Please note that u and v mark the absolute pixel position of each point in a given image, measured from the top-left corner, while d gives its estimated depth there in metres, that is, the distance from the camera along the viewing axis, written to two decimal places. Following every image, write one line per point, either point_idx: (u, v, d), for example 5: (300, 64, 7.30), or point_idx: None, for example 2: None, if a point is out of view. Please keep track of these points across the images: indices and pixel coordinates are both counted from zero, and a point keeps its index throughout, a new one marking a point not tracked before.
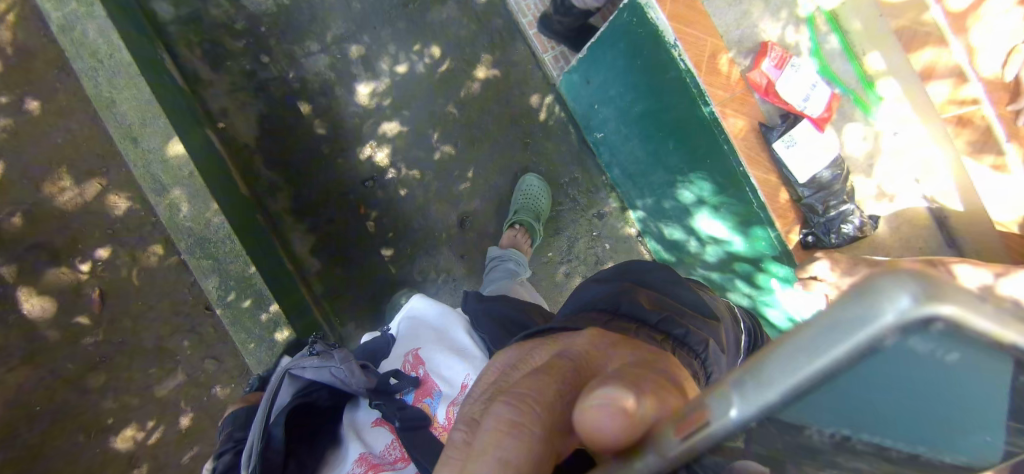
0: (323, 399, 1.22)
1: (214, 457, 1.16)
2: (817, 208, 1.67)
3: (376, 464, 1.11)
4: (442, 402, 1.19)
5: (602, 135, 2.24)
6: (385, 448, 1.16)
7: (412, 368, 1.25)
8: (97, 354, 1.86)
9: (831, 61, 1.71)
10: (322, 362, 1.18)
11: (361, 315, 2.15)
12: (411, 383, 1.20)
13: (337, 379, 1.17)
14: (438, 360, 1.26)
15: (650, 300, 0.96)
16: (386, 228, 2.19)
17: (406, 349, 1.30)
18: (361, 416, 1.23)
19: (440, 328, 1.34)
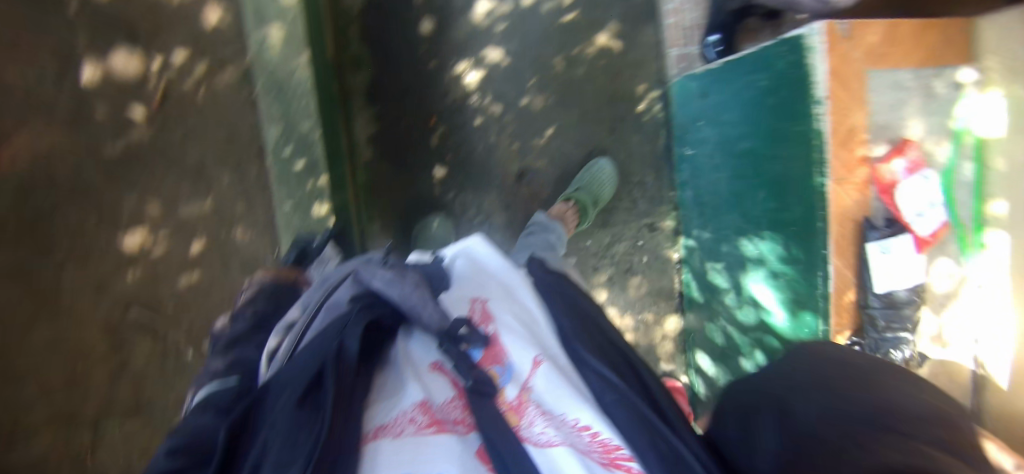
0: (387, 320, 0.88)
1: (234, 317, 1.11)
2: (879, 322, 1.52)
3: (438, 420, 0.74)
4: (512, 376, 0.83)
5: (692, 152, 2.14)
6: (448, 402, 0.79)
7: (481, 320, 0.93)
8: None
9: (957, 189, 1.54)
10: (392, 279, 0.86)
11: (387, 218, 2.20)
12: (483, 337, 0.87)
13: (404, 305, 0.85)
14: (519, 324, 0.93)
15: (814, 376, 0.76)
16: (446, 149, 2.18)
17: (473, 294, 1.02)
18: (417, 349, 0.87)
19: (510, 284, 1.07)
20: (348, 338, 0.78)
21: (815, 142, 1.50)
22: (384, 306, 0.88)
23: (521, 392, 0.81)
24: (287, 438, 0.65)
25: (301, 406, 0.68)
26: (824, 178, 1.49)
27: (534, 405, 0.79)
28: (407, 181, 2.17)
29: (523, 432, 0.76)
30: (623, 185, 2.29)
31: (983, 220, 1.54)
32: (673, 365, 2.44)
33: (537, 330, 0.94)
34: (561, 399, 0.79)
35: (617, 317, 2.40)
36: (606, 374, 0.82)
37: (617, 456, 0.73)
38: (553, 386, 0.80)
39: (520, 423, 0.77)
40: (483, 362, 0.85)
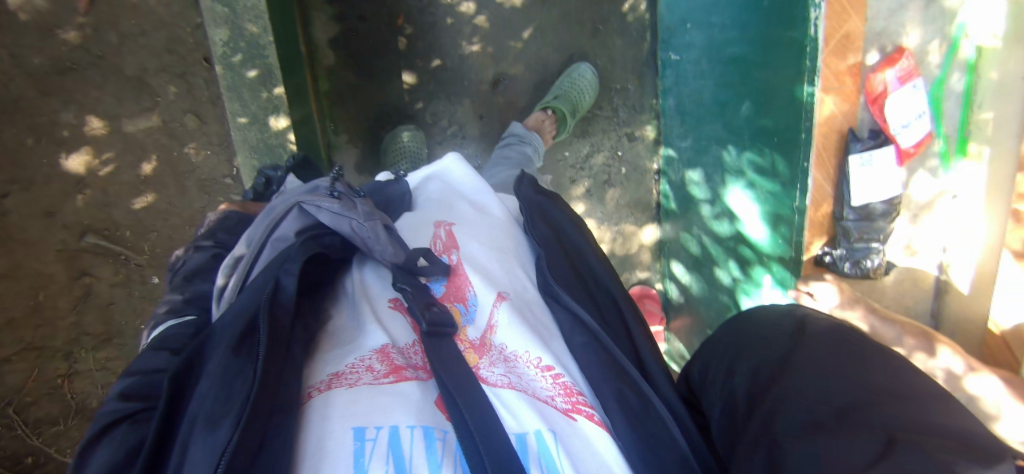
0: (334, 251, 0.93)
1: (190, 249, 1.08)
2: (852, 233, 1.50)
3: (399, 369, 0.78)
4: (475, 314, 0.89)
5: (678, 58, 2.04)
6: (408, 346, 0.84)
7: (444, 249, 0.99)
8: (69, 59, 1.68)
9: (945, 98, 1.42)
10: (342, 209, 0.88)
11: (356, 129, 2.04)
12: (443, 269, 0.92)
13: (357, 236, 0.89)
14: (484, 257, 0.99)
15: (760, 333, 0.85)
16: (417, 52, 2.01)
17: (438, 218, 1.07)
18: (376, 287, 0.93)
19: (478, 209, 1.13)
20: (284, 277, 0.79)
21: (808, 48, 1.41)
22: (331, 237, 0.92)
23: (484, 333, 0.86)
24: (221, 387, 0.66)
25: (236, 354, 0.69)
26: (813, 87, 1.42)
27: (495, 349, 0.83)
28: (375, 88, 2.01)
29: (481, 371, 0.80)
30: (603, 92, 2.20)
31: (967, 131, 1.42)
32: (648, 273, 2.45)
33: (503, 264, 0.99)
34: (523, 342, 0.84)
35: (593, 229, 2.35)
36: (575, 313, 0.89)
37: (576, 401, 0.79)
38: (515, 328, 0.85)
39: (479, 362, 0.81)
40: (445, 299, 0.91)
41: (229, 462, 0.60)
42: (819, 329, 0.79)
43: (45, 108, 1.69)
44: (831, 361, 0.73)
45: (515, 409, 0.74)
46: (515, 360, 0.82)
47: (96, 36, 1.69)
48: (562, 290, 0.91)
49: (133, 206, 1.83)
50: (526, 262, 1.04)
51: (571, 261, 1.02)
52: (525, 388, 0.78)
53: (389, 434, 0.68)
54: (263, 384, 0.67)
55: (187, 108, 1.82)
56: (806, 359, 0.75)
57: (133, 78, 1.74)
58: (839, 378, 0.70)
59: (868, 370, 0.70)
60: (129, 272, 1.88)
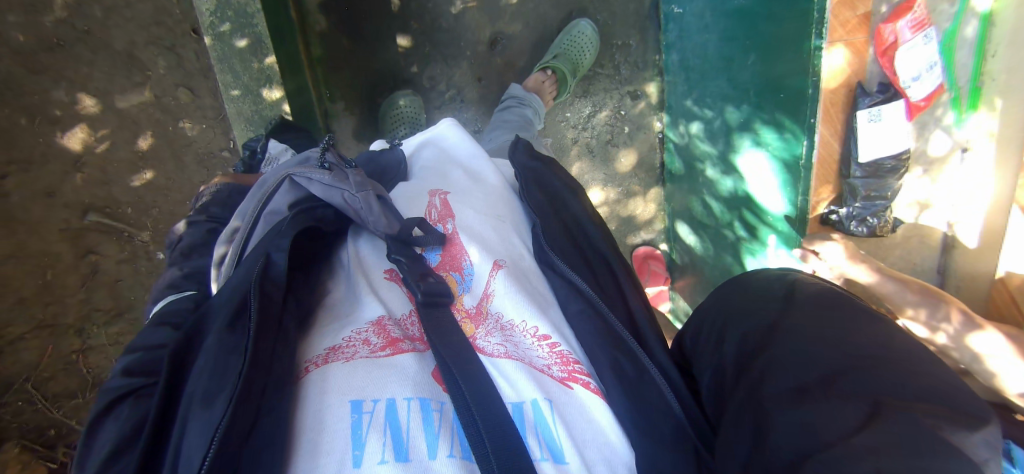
0: (327, 223, 0.92)
1: (188, 225, 1.08)
2: (859, 191, 1.46)
3: (397, 341, 0.79)
4: (471, 284, 0.89)
5: (680, 12, 1.97)
6: (404, 318, 0.85)
7: (438, 218, 0.98)
8: (56, 35, 1.65)
9: (958, 47, 1.36)
10: (333, 180, 0.88)
11: (352, 95, 1.99)
12: (439, 239, 0.92)
13: (350, 207, 0.89)
14: (480, 224, 0.98)
15: (756, 292, 0.84)
16: (411, 14, 1.95)
17: (433, 186, 1.06)
18: (371, 258, 0.93)
19: (473, 174, 1.11)
20: (275, 252, 0.80)
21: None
22: (323, 210, 0.91)
23: (481, 302, 0.86)
24: (216, 364, 0.68)
25: (231, 328, 0.71)
26: (821, 40, 1.40)
27: (492, 317, 0.84)
28: (371, 53, 1.96)
29: (478, 341, 0.80)
30: (604, 49, 2.14)
31: (980, 81, 1.38)
32: (653, 234, 2.44)
33: (499, 231, 0.98)
34: (520, 311, 0.84)
35: (597, 191, 2.32)
36: (573, 282, 0.90)
37: (572, 370, 0.80)
38: (512, 297, 0.85)
39: (476, 332, 0.82)
40: (439, 268, 0.91)
41: (222, 440, 0.62)
42: (809, 294, 0.79)
43: (35, 87, 1.67)
44: (820, 329, 0.73)
45: (514, 379, 0.76)
46: (512, 329, 0.83)
47: (80, 9, 1.66)
48: (559, 257, 0.93)
49: (131, 183, 1.84)
50: (523, 229, 1.04)
51: (566, 228, 1.01)
52: (522, 358, 0.79)
53: (386, 407, 0.70)
54: (255, 360, 0.69)
55: (178, 81, 1.80)
56: (796, 326, 0.75)
57: (121, 52, 1.72)
58: (828, 345, 0.71)
59: (855, 336, 0.70)
60: (134, 248, 1.90)
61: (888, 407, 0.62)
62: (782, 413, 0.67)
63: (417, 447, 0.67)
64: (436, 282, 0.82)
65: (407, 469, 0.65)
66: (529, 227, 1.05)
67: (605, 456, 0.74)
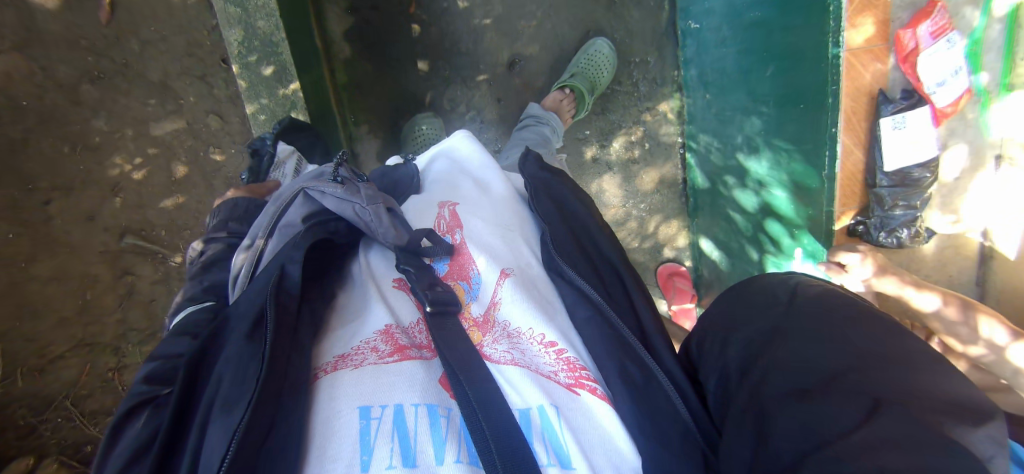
0: (341, 236, 0.93)
1: (204, 240, 1.12)
2: (886, 201, 1.43)
3: (404, 348, 0.79)
4: (477, 292, 0.89)
5: (697, 27, 1.96)
6: (412, 325, 0.86)
7: (447, 229, 0.99)
8: (96, 67, 1.76)
9: (985, 51, 1.35)
10: (345, 194, 0.89)
11: (375, 119, 2.05)
12: (447, 250, 0.93)
13: (361, 220, 0.89)
14: (488, 234, 0.98)
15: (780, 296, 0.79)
16: (430, 39, 2.01)
17: (442, 198, 1.06)
18: (380, 269, 0.94)
19: (484, 185, 1.12)
20: (289, 264, 0.81)
21: (831, 6, 1.39)
22: (337, 222, 0.92)
23: (487, 309, 0.86)
24: (236, 372, 0.70)
25: (249, 339, 0.73)
26: (839, 48, 1.39)
27: (498, 326, 0.84)
28: (393, 76, 2.03)
29: (484, 348, 0.81)
30: (622, 67, 2.14)
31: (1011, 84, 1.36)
32: (677, 252, 2.40)
33: (507, 240, 0.98)
34: (526, 318, 0.84)
35: (619, 207, 2.31)
36: (581, 288, 0.89)
37: (580, 376, 0.80)
38: (518, 303, 0.85)
39: (483, 339, 0.82)
40: (448, 278, 0.92)
41: (239, 445, 0.63)
42: (810, 296, 0.76)
43: (77, 117, 1.78)
44: (822, 329, 0.70)
45: (518, 384, 0.76)
46: (518, 336, 0.83)
47: (119, 44, 1.76)
48: (565, 265, 0.92)
49: (164, 206, 1.91)
50: (532, 237, 1.04)
51: (575, 235, 1.01)
52: (528, 364, 0.79)
53: (393, 413, 0.70)
54: (273, 367, 0.70)
55: (208, 109, 1.88)
56: (800, 326, 0.72)
57: (156, 82, 1.81)
58: (830, 343, 0.68)
59: (858, 336, 0.68)
60: (168, 269, 1.97)
61: (887, 405, 0.60)
62: (783, 415, 0.65)
63: (424, 452, 0.68)
64: (443, 290, 0.83)
65: None
66: (538, 235, 1.04)
67: (614, 463, 0.74)
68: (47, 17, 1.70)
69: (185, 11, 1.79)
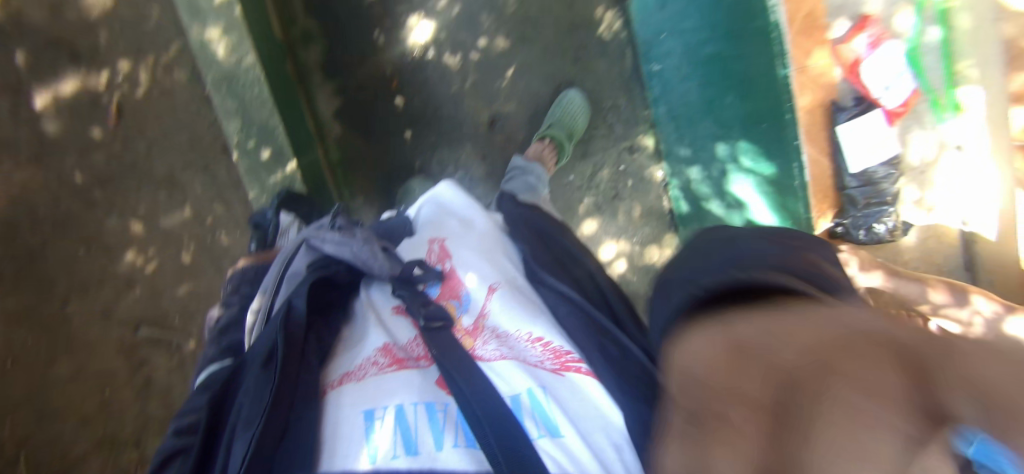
0: (341, 276, 1.03)
1: (224, 306, 1.19)
2: (858, 200, 1.55)
3: (401, 360, 0.86)
4: (468, 307, 0.96)
5: (658, 67, 2.04)
6: (410, 342, 0.92)
7: (438, 259, 1.07)
8: (108, 170, 1.88)
9: (923, 53, 1.53)
10: (343, 237, 1.00)
11: (370, 187, 2.16)
12: (437, 275, 1.01)
13: (358, 259, 0.99)
14: (475, 257, 1.06)
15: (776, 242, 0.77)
16: (414, 109, 2.15)
17: (432, 235, 1.15)
18: (377, 299, 1.02)
19: (471, 221, 1.19)
20: (296, 298, 0.91)
21: (773, 34, 1.52)
22: (337, 265, 1.02)
23: (478, 319, 0.94)
24: (254, 394, 0.78)
25: (264, 367, 0.82)
26: (788, 69, 1.52)
27: (489, 330, 0.91)
28: (382, 147, 2.15)
29: (476, 350, 0.87)
30: (596, 113, 2.24)
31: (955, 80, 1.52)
32: None
33: (495, 260, 1.06)
34: (517, 323, 0.91)
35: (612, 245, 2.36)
36: (561, 292, 0.95)
37: (566, 360, 0.86)
38: (507, 312, 0.93)
39: (475, 344, 0.89)
40: (440, 298, 0.99)
41: (257, 450, 0.71)
42: (719, 237, 0.83)
43: (92, 219, 1.89)
44: (719, 252, 0.77)
45: (508, 375, 0.82)
46: (508, 337, 0.90)
47: (127, 146, 1.88)
48: (547, 274, 0.98)
49: (177, 293, 1.98)
50: (517, 261, 1.11)
51: (557, 258, 1.07)
52: (517, 357, 0.86)
53: (396, 412, 0.77)
54: (284, 384, 0.78)
55: (214, 196, 1.94)
56: (696, 255, 0.79)
57: (163, 177, 1.90)
58: (718, 259, 0.74)
59: (747, 250, 0.75)
60: (182, 356, 2.00)
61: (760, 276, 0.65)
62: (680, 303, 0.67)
63: (423, 440, 0.74)
64: (436, 307, 0.92)
65: (416, 461, 0.71)
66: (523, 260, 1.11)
67: (605, 429, 0.79)
68: (57, 127, 1.83)
69: (184, 106, 1.87)
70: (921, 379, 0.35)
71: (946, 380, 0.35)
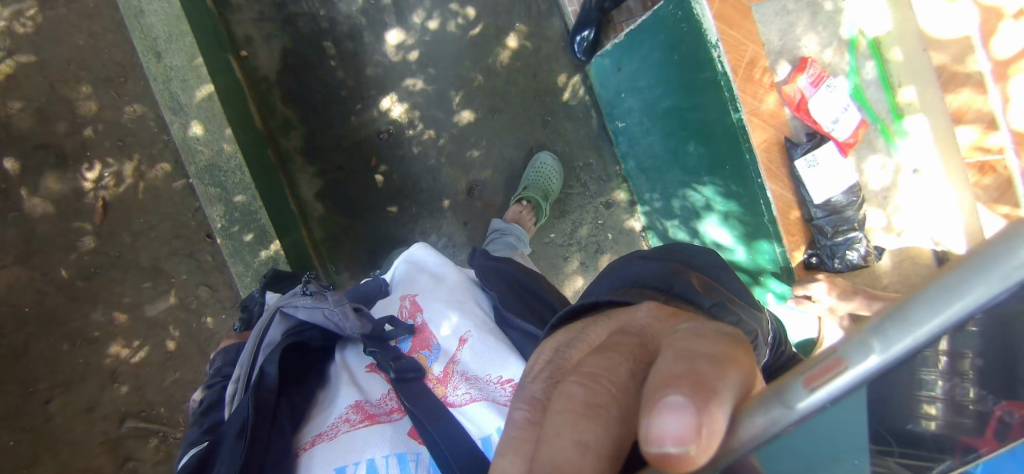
0: (314, 341, 1.15)
1: (204, 388, 1.17)
2: (827, 230, 1.56)
3: (372, 416, 1.01)
4: (441, 356, 1.13)
5: (624, 125, 2.21)
6: (383, 398, 1.08)
7: (409, 314, 1.24)
8: (93, 264, 1.89)
9: (866, 87, 1.61)
10: (315, 302, 1.13)
11: (355, 263, 2.20)
12: (407, 329, 1.18)
13: (330, 321, 1.11)
14: (446, 311, 1.20)
15: (701, 283, 0.90)
16: (394, 183, 2.23)
17: (404, 293, 1.31)
18: (352, 359, 1.18)
19: (441, 277, 1.32)
20: (268, 365, 1.01)
21: (722, 82, 1.61)
22: (311, 330, 1.14)
23: (449, 365, 1.11)
24: (229, 457, 0.92)
25: (239, 435, 0.94)
26: (739, 113, 1.60)
27: (458, 374, 1.09)
28: (365, 222, 2.21)
29: (449, 397, 1.05)
30: (570, 172, 2.35)
31: (900, 109, 1.61)
32: None
33: (464, 311, 1.20)
34: (483, 367, 1.09)
35: None
36: (526, 331, 1.15)
37: None
38: (475, 358, 1.11)
39: (446, 391, 1.06)
40: (412, 351, 1.16)
41: None
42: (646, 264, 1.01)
43: (76, 313, 1.89)
44: (646, 275, 0.95)
45: (478, 417, 1.00)
46: (477, 379, 1.08)
47: (111, 239, 1.90)
48: (511, 315, 1.17)
49: (164, 382, 1.97)
50: (486, 308, 1.26)
51: (522, 298, 1.25)
52: (486, 398, 1.03)
53: (366, 466, 0.92)
54: (256, 446, 0.93)
55: (199, 281, 1.98)
56: (631, 278, 0.97)
57: (148, 266, 1.93)
58: (650, 280, 0.92)
59: (669, 274, 0.93)
60: (169, 447, 1.97)
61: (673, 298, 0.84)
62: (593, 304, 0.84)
63: None
64: (406, 361, 1.06)
65: None
66: (489, 307, 1.26)
67: None
68: (44, 227, 1.85)
69: (167, 197, 1.92)
70: (686, 385, 0.52)
71: (699, 380, 0.52)
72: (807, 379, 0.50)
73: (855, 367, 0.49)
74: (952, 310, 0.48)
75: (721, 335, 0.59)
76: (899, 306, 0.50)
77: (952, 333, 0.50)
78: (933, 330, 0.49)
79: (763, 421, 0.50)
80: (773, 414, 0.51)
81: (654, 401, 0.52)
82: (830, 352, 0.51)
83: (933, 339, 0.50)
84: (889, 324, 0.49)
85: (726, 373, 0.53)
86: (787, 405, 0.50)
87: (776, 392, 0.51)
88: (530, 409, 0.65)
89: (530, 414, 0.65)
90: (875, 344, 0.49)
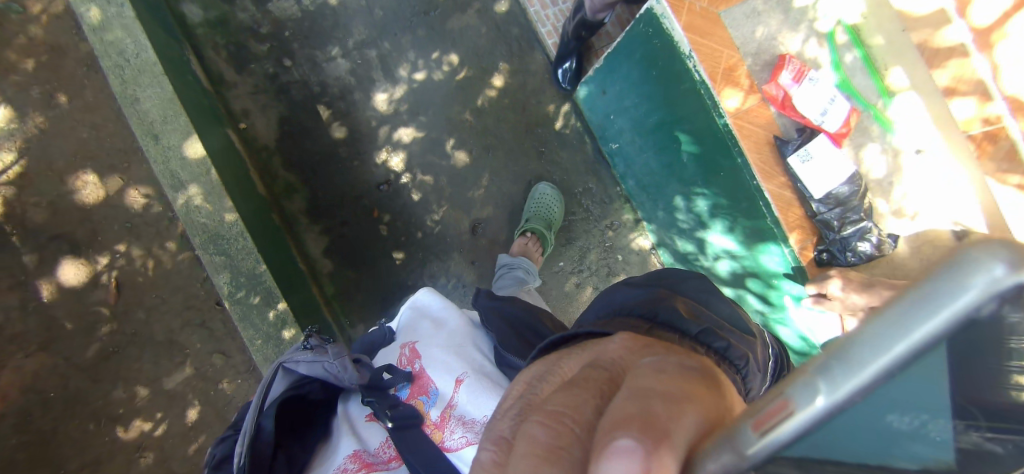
0: (315, 393, 1.16)
1: (216, 441, 1.11)
2: (834, 223, 1.51)
3: (369, 463, 1.03)
4: (437, 403, 1.10)
5: (617, 146, 2.21)
6: (380, 447, 1.07)
7: (407, 361, 1.21)
8: (110, 344, 1.96)
9: (851, 75, 1.58)
10: (315, 356, 1.12)
11: (368, 314, 2.23)
12: (404, 376, 1.16)
13: (330, 374, 1.11)
14: (443, 354, 1.18)
15: (687, 308, 0.87)
16: (399, 231, 2.26)
17: (404, 340, 1.29)
18: (353, 409, 1.17)
19: (442, 320, 1.31)
20: (264, 419, 1.02)
21: (702, 91, 1.59)
22: (311, 384, 1.15)
23: (446, 409, 1.09)
24: None
25: None
26: (724, 118, 1.57)
27: (455, 418, 1.07)
28: (374, 273, 2.24)
29: (446, 442, 1.04)
30: (570, 199, 2.34)
31: (889, 92, 1.56)
32: None
33: (462, 353, 1.19)
34: (481, 408, 1.07)
35: None
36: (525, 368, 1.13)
37: None
38: (471, 400, 1.08)
39: (443, 435, 1.05)
40: (410, 397, 1.14)
41: None
42: (630, 292, 0.99)
43: (99, 393, 1.95)
44: (628, 301, 0.94)
45: None
46: (473, 422, 1.05)
47: (126, 317, 1.97)
48: (513, 354, 1.15)
49: (188, 452, 2.00)
50: (485, 349, 1.25)
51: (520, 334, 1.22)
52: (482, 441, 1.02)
53: None
54: None
55: (213, 349, 2.03)
56: (617, 302, 0.97)
57: (163, 340, 1.99)
58: (638, 304, 0.89)
59: (655, 299, 0.90)
60: None
61: (657, 325, 0.80)
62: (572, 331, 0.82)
63: None
64: (403, 408, 1.05)
65: None
66: (489, 348, 1.26)
67: None
68: (64, 312, 1.94)
69: (176, 270, 2.00)
70: (636, 426, 0.51)
71: (648, 420, 0.52)
72: (756, 424, 0.44)
73: (802, 411, 0.41)
74: (905, 342, 0.39)
75: (685, 374, 0.60)
76: (847, 338, 0.41)
77: (920, 360, 0.41)
78: (890, 365, 0.40)
79: (715, 467, 0.46)
80: (723, 459, 0.46)
81: (604, 444, 0.50)
82: (778, 392, 0.43)
83: (892, 374, 0.41)
84: (836, 361, 0.41)
85: (680, 416, 0.52)
86: (738, 453, 0.45)
87: (727, 435, 0.47)
88: (496, 450, 0.62)
89: (495, 455, 0.61)
90: (821, 385, 0.41)
